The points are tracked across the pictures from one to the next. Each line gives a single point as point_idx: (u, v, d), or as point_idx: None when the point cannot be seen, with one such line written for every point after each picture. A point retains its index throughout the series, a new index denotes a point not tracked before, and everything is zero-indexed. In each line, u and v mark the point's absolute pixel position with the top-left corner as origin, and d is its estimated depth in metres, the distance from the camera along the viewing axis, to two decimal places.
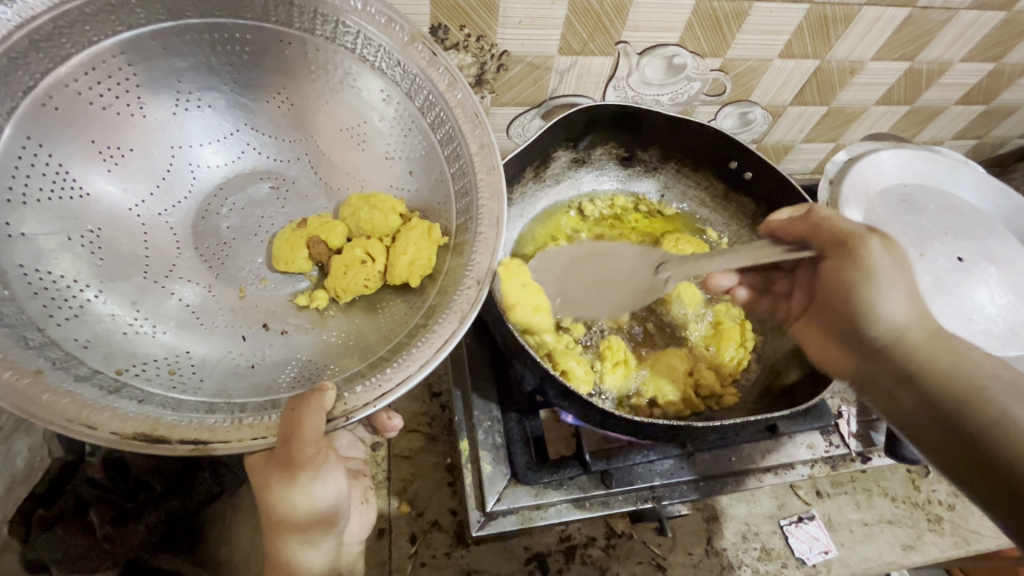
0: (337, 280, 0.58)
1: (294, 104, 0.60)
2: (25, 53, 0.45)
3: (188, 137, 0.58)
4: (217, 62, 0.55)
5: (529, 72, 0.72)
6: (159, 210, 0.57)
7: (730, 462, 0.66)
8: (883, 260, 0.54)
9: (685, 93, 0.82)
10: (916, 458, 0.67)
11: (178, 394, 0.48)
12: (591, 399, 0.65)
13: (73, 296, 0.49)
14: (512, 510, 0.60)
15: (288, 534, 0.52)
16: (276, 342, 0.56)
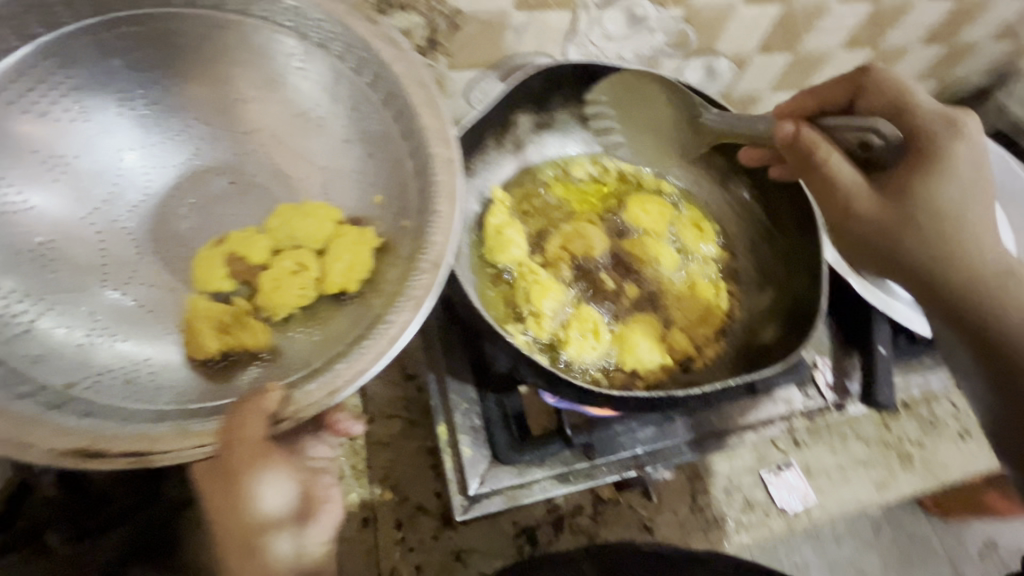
0: (198, 331, 0.49)
1: (237, 92, 0.53)
2: None
3: (118, 130, 0.51)
4: (151, 55, 0.50)
5: (484, 30, 0.69)
6: (113, 217, 0.51)
7: (711, 423, 0.65)
8: (944, 197, 0.52)
9: (649, 46, 0.82)
10: (891, 403, 0.65)
11: (138, 407, 0.44)
12: (545, 359, 0.57)
13: (22, 317, 0.44)
14: (496, 491, 0.58)
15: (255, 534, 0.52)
16: (241, 358, 0.50)
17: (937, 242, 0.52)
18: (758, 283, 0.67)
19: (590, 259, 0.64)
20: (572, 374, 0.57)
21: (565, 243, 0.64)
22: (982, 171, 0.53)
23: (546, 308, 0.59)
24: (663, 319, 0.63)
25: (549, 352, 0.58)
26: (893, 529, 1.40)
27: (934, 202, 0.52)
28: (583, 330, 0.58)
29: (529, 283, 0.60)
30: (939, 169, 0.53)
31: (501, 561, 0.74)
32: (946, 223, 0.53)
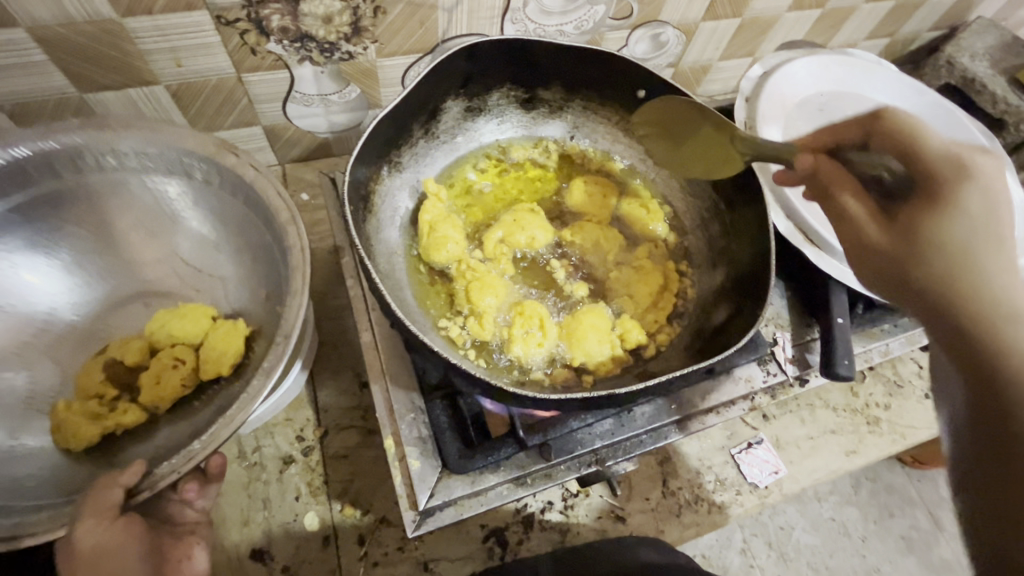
0: (71, 425, 0.58)
1: (132, 230, 0.69)
2: None
3: (51, 273, 0.66)
4: (42, 211, 0.63)
5: (411, 13, 0.77)
6: (34, 338, 0.64)
7: (672, 409, 0.63)
8: (960, 232, 0.45)
9: (590, 20, 0.88)
10: (851, 373, 0.63)
11: (20, 503, 0.52)
12: (489, 361, 0.54)
13: None
14: (449, 502, 0.55)
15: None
16: (132, 444, 0.61)
17: (947, 275, 0.44)
18: (710, 261, 0.63)
19: (531, 251, 0.61)
20: (517, 375, 0.54)
21: (505, 236, 0.60)
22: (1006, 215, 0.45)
23: (489, 308, 0.56)
24: (612, 308, 0.60)
25: (491, 356, 0.55)
26: (873, 486, 1.43)
27: (937, 233, 0.45)
28: (527, 328, 0.55)
29: (469, 281, 0.57)
30: (943, 204, 0.46)
31: (471, 567, 0.72)
32: (957, 258, 0.44)
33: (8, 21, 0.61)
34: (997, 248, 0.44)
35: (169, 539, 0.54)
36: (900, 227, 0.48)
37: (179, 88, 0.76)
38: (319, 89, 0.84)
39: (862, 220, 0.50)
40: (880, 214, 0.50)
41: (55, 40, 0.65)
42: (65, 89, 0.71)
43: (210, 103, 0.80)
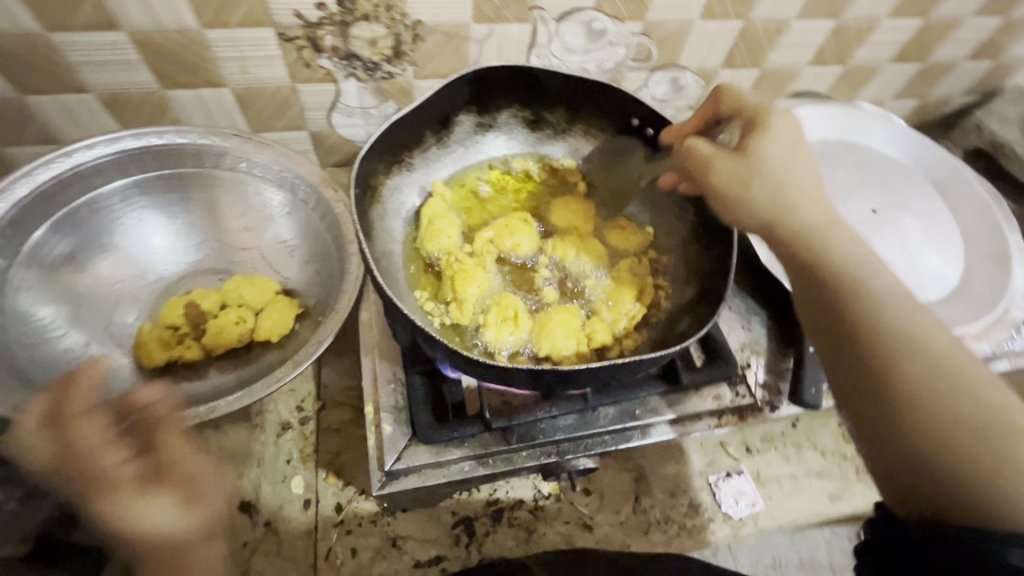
0: (147, 346, 0.71)
1: (245, 225, 0.80)
2: (68, 186, 0.70)
3: (175, 240, 0.78)
4: (188, 191, 0.77)
5: (446, 41, 0.87)
6: (134, 288, 0.76)
7: (635, 415, 0.65)
8: (775, 156, 0.52)
9: (612, 59, 0.97)
10: (817, 402, 0.66)
11: (84, 405, 0.63)
12: (465, 344, 0.60)
13: (48, 334, 0.67)
14: (413, 469, 0.60)
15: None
16: (186, 385, 0.72)
17: (772, 196, 0.51)
18: (684, 278, 0.67)
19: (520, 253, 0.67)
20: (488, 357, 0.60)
21: (495, 237, 0.67)
22: (802, 137, 0.53)
23: (470, 297, 0.62)
24: (585, 310, 0.65)
25: (467, 339, 0.61)
26: None
27: (762, 159, 0.52)
28: (501, 317, 0.61)
29: (455, 272, 0.63)
30: (766, 139, 0.53)
31: (437, 550, 0.76)
32: (770, 181, 0.51)
33: (114, 25, 0.75)
34: (805, 175, 0.52)
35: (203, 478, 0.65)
36: (745, 159, 0.53)
37: (242, 92, 0.89)
38: (361, 103, 0.95)
39: (714, 161, 0.53)
40: (728, 153, 0.53)
41: (148, 44, 0.78)
42: (150, 85, 0.84)
43: (267, 107, 0.92)
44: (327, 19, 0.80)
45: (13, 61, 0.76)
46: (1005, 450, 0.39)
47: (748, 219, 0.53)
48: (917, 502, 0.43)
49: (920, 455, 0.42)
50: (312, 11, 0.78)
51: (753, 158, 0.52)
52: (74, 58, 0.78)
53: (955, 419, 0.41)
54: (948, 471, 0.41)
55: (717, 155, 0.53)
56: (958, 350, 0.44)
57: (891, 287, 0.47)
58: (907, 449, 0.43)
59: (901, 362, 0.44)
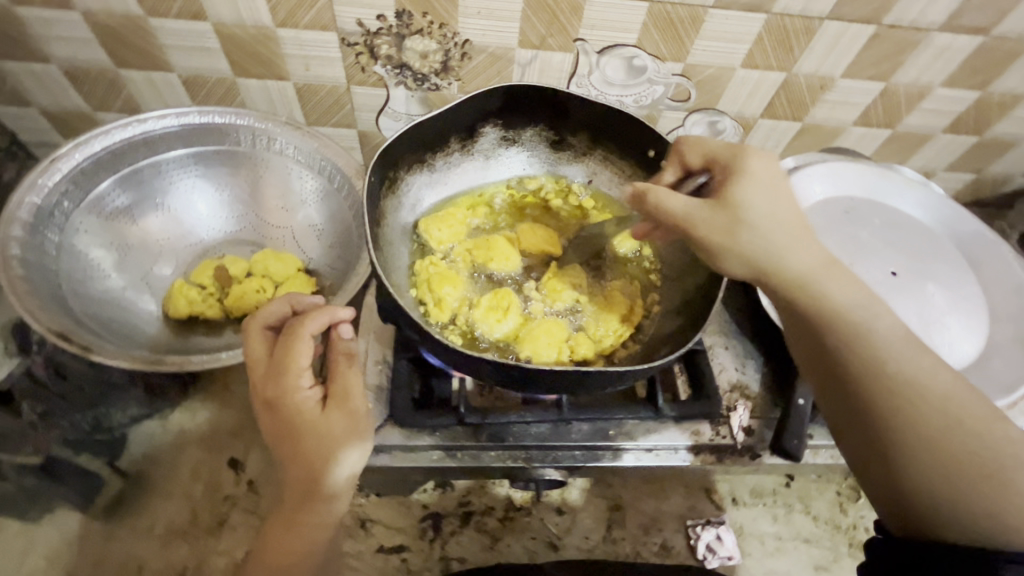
0: (175, 300, 0.77)
1: (281, 205, 0.87)
2: (136, 147, 0.79)
3: (219, 209, 0.86)
4: (237, 167, 0.85)
5: (492, 62, 0.93)
6: (176, 247, 0.83)
7: (609, 435, 0.66)
8: (757, 206, 0.54)
9: (650, 96, 1.01)
10: (797, 453, 0.63)
11: (109, 338, 0.70)
12: (453, 332, 0.64)
13: (95, 273, 0.75)
14: (382, 449, 0.62)
15: (308, 506, 0.52)
16: (202, 339, 0.78)
17: (762, 236, 0.53)
18: (676, 309, 0.67)
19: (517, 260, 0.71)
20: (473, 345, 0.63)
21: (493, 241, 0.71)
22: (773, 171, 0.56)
23: (454, 296, 0.65)
24: (573, 324, 0.67)
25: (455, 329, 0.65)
26: None
27: (742, 211, 0.53)
28: (491, 306, 0.64)
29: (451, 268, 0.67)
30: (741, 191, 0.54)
31: (401, 540, 0.77)
32: (769, 234, 0.53)
33: (201, 16, 0.85)
34: (783, 225, 0.54)
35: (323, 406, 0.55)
36: (723, 209, 0.54)
37: (303, 87, 0.98)
38: (407, 109, 1.02)
39: (693, 213, 0.54)
40: (708, 203, 0.54)
41: (228, 35, 0.88)
42: (224, 71, 0.95)
43: (322, 103, 1.01)
44: (385, 29, 0.88)
45: (115, 37, 0.88)
46: (1017, 482, 0.45)
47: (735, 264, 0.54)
48: (924, 534, 0.47)
49: (938, 498, 0.46)
50: (373, 21, 0.86)
51: (737, 197, 0.54)
52: (164, 40, 0.89)
53: (967, 455, 0.46)
54: (952, 502, 0.46)
55: (700, 207, 0.55)
56: (947, 383, 0.49)
57: (889, 330, 0.51)
58: (919, 487, 0.47)
59: (897, 402, 0.48)
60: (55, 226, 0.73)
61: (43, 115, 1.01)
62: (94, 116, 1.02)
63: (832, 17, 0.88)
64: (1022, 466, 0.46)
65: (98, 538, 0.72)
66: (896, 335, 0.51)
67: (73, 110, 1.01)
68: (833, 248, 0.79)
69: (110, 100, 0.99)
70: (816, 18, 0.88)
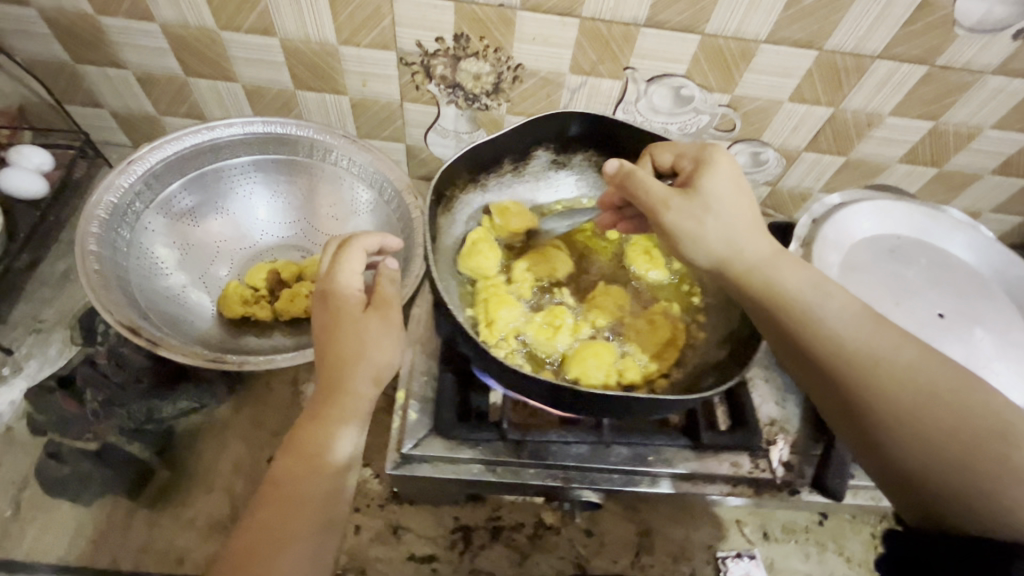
0: (229, 299, 0.81)
1: (333, 214, 0.90)
2: (203, 153, 0.83)
3: (276, 216, 0.90)
4: (295, 176, 0.89)
5: (542, 86, 0.96)
6: (231, 248, 0.87)
7: (648, 461, 0.66)
8: (724, 196, 0.58)
9: (695, 125, 1.02)
10: (841, 491, 0.63)
11: (170, 333, 0.73)
12: (514, 350, 0.66)
13: (157, 270, 0.79)
14: (426, 458, 0.64)
15: (339, 390, 0.58)
16: (250, 341, 0.81)
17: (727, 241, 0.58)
18: (722, 339, 0.68)
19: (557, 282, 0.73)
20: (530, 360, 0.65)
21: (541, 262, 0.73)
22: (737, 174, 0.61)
23: (508, 317, 0.67)
24: (620, 347, 0.68)
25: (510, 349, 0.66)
26: None
27: (709, 201, 0.58)
28: (547, 323, 0.67)
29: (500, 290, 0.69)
30: (708, 183, 0.59)
31: (431, 549, 0.78)
32: (732, 226, 0.58)
33: (270, 31, 0.89)
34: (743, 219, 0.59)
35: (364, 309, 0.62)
36: (695, 198, 0.59)
37: (358, 102, 1.01)
38: (456, 127, 1.05)
39: (664, 202, 0.58)
40: (679, 193, 0.59)
41: (292, 50, 0.92)
42: (285, 84, 0.99)
43: (375, 117, 1.04)
44: (443, 51, 0.91)
45: (187, 47, 0.93)
46: (1002, 452, 0.49)
47: (702, 253, 0.59)
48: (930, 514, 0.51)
49: (926, 476, 0.51)
50: (431, 42, 0.90)
51: (715, 190, 0.58)
52: (233, 52, 0.93)
53: (949, 431, 0.50)
54: (944, 480, 0.50)
55: (670, 196, 0.59)
56: (913, 360, 0.54)
57: (843, 318, 0.56)
58: (907, 467, 0.52)
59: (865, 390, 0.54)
60: (126, 223, 0.77)
61: (112, 116, 1.07)
62: (159, 119, 1.07)
63: (884, 56, 0.88)
64: (1001, 434, 0.49)
65: (142, 527, 0.74)
66: (858, 321, 0.56)
67: (140, 113, 1.06)
68: (879, 285, 0.79)
69: (176, 105, 1.04)
70: (868, 56, 0.88)
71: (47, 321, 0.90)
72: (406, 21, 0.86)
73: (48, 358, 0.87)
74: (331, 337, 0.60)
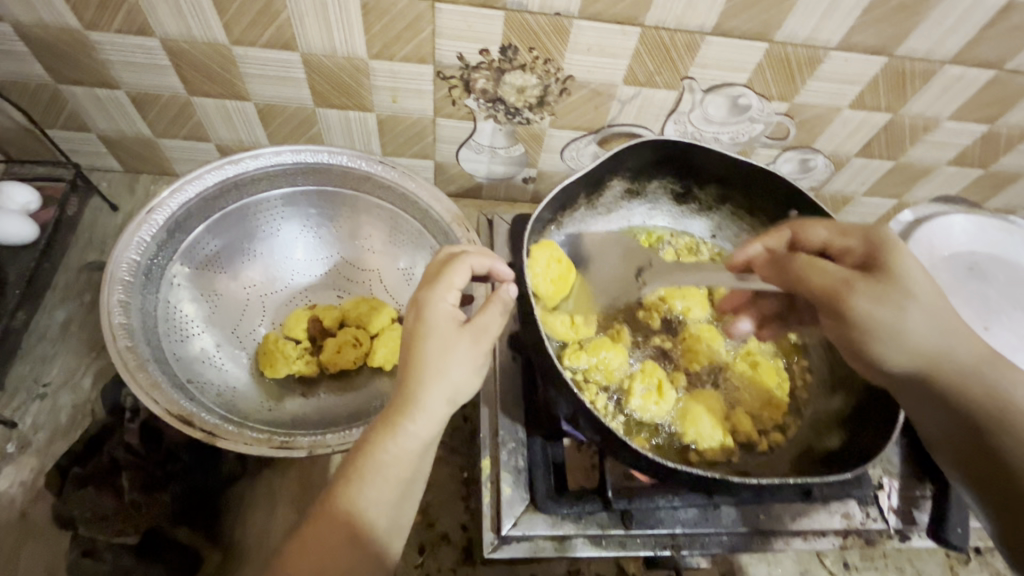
0: (272, 355, 0.72)
1: (373, 249, 0.82)
2: (227, 189, 0.73)
3: (310, 253, 0.81)
4: (329, 209, 0.80)
5: (591, 98, 0.88)
6: (262, 293, 0.78)
7: (758, 520, 0.63)
8: (916, 278, 0.53)
9: (747, 133, 0.96)
10: (963, 543, 0.62)
11: (214, 408, 0.64)
12: (608, 414, 0.63)
13: (186, 329, 0.69)
14: (527, 537, 0.59)
15: (411, 402, 0.50)
16: (298, 401, 0.72)
17: (937, 337, 0.52)
18: (829, 385, 0.68)
19: (683, 320, 0.71)
20: (628, 424, 0.63)
21: (666, 296, 0.71)
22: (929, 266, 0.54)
23: (609, 361, 0.64)
24: (727, 398, 0.66)
25: (599, 391, 0.64)
26: None
27: (906, 287, 0.52)
28: (647, 386, 0.63)
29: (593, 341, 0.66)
30: (895, 265, 0.53)
31: None
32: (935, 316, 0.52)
33: (290, 46, 0.78)
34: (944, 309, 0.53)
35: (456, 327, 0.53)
36: (889, 286, 0.52)
37: (385, 118, 0.92)
38: (492, 142, 0.96)
39: (849, 284, 0.52)
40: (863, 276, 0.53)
41: (315, 65, 0.81)
42: (303, 101, 0.88)
43: (404, 134, 0.95)
44: (486, 64, 0.82)
45: (191, 65, 0.80)
46: None
47: (907, 352, 0.52)
48: None
49: None
50: (474, 55, 0.80)
51: (910, 278, 0.52)
52: (245, 69, 0.81)
53: None
54: None
55: (853, 279, 0.53)
56: None
57: None
58: None
59: None
60: (150, 281, 0.67)
61: (100, 139, 0.93)
62: (157, 142, 0.95)
63: (954, 62, 0.81)
64: None
65: None
66: None
67: (133, 136, 0.93)
68: (963, 307, 0.77)
69: (176, 127, 0.92)
70: (938, 62, 0.81)
71: (50, 384, 0.80)
72: (446, 32, 0.76)
73: (59, 429, 0.77)
74: (412, 350, 0.51)
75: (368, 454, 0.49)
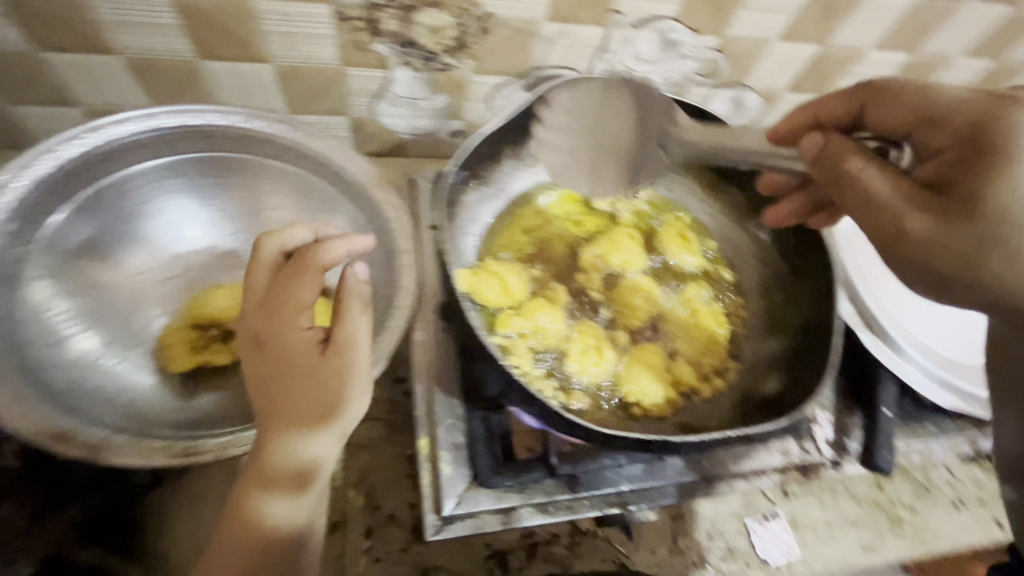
0: (174, 349, 0.63)
1: (284, 217, 0.72)
2: (93, 163, 0.63)
3: (209, 228, 0.71)
4: (224, 177, 0.70)
5: (514, 37, 0.80)
6: (155, 279, 0.68)
7: (702, 466, 0.64)
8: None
9: (679, 71, 0.90)
10: (888, 467, 0.66)
11: (105, 418, 0.56)
12: (548, 380, 0.60)
13: (61, 331, 0.60)
14: (472, 513, 0.57)
15: (285, 453, 0.50)
16: (209, 398, 0.64)
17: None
18: (767, 329, 0.69)
19: (621, 273, 0.68)
20: (571, 391, 0.60)
21: (602, 253, 0.69)
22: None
23: (546, 325, 0.62)
24: (668, 349, 0.65)
25: (534, 358, 0.61)
26: None
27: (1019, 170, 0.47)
28: (585, 346, 0.61)
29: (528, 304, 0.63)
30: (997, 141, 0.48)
31: None
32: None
33: None
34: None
35: (308, 352, 0.51)
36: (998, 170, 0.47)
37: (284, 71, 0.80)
38: (410, 93, 0.87)
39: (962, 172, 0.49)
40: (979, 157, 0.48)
41: (187, 7, 0.69)
42: (181, 52, 0.75)
43: (308, 88, 0.84)
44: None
45: (30, 10, 0.66)
46: None
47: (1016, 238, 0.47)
48: None
49: None
50: None
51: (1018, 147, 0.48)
52: (101, 14, 0.68)
53: None
54: None
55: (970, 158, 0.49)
56: None
57: None
58: None
59: None
60: (5, 278, 0.58)
61: None
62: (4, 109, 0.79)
63: None
64: None
65: None
66: None
67: None
68: None
69: (26, 90, 0.77)
70: None
71: None
72: None
73: None
74: (274, 390, 0.51)
75: (240, 514, 0.51)
